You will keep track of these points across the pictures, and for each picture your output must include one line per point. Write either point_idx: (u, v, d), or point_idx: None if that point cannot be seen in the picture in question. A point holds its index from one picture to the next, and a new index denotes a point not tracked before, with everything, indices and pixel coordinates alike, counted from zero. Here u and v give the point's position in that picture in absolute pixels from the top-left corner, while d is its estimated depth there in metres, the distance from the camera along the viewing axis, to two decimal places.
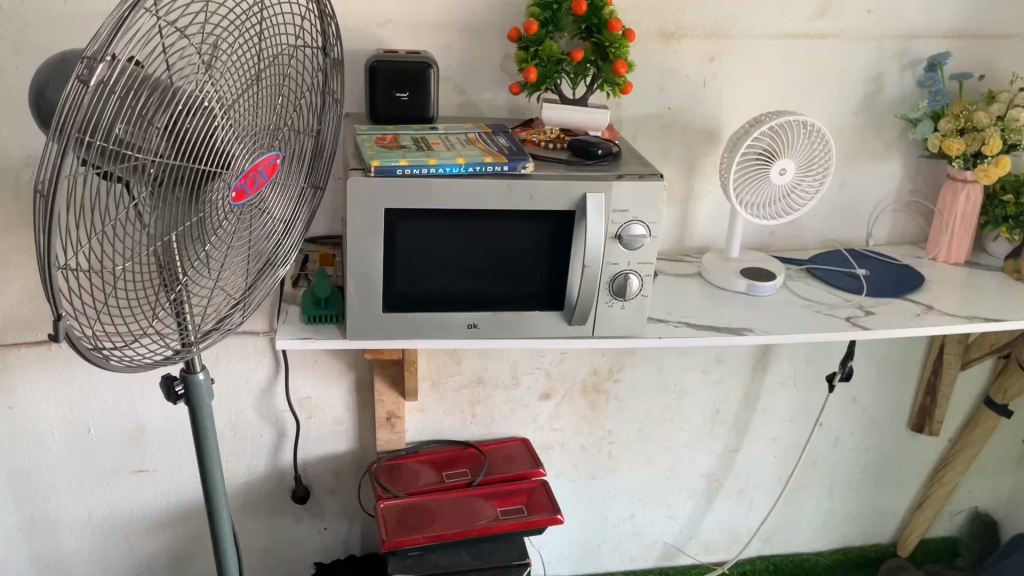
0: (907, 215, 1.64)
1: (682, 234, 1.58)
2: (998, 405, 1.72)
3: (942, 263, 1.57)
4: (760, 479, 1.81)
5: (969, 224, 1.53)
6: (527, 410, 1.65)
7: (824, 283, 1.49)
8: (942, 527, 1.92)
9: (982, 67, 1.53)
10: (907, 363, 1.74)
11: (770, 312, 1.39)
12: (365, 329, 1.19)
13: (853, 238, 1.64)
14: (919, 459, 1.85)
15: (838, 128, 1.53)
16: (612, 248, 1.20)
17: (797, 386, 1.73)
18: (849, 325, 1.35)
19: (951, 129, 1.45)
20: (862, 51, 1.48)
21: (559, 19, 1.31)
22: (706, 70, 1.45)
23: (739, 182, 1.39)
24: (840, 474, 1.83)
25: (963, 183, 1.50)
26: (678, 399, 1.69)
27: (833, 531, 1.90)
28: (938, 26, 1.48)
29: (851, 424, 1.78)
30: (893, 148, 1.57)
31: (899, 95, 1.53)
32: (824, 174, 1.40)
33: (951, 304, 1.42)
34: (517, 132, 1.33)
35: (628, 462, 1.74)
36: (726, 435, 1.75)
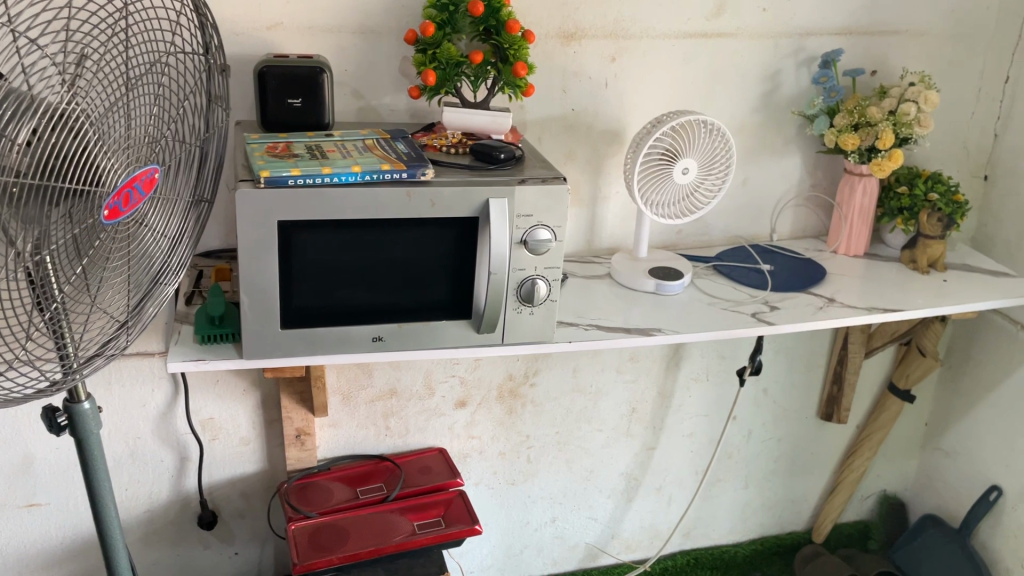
0: (808, 209, 1.67)
1: (591, 235, 1.58)
2: (901, 390, 1.77)
3: (843, 255, 1.61)
4: (678, 475, 1.82)
5: (867, 217, 1.57)
6: (442, 419, 1.62)
7: (730, 280, 1.51)
8: (853, 511, 1.98)
9: (874, 63, 1.56)
10: (814, 353, 1.78)
11: (678, 311, 1.39)
12: (263, 347, 1.14)
13: (757, 233, 1.66)
14: (829, 447, 1.90)
15: (739, 126, 1.55)
16: (517, 253, 1.18)
17: (709, 382, 1.75)
18: (755, 320, 1.36)
19: (845, 125, 1.48)
20: (759, 50, 1.50)
21: (456, 21, 1.28)
22: (607, 71, 1.44)
23: (643, 182, 1.39)
24: (755, 465, 1.86)
25: (859, 177, 1.54)
26: (594, 401, 1.69)
27: (751, 521, 1.92)
28: (831, 24, 1.51)
29: (763, 416, 1.81)
30: (792, 144, 1.60)
31: (795, 92, 1.55)
32: (725, 173, 1.41)
33: (852, 295, 1.45)
34: (418, 137, 1.29)
35: (547, 466, 1.72)
36: (643, 433, 1.75)
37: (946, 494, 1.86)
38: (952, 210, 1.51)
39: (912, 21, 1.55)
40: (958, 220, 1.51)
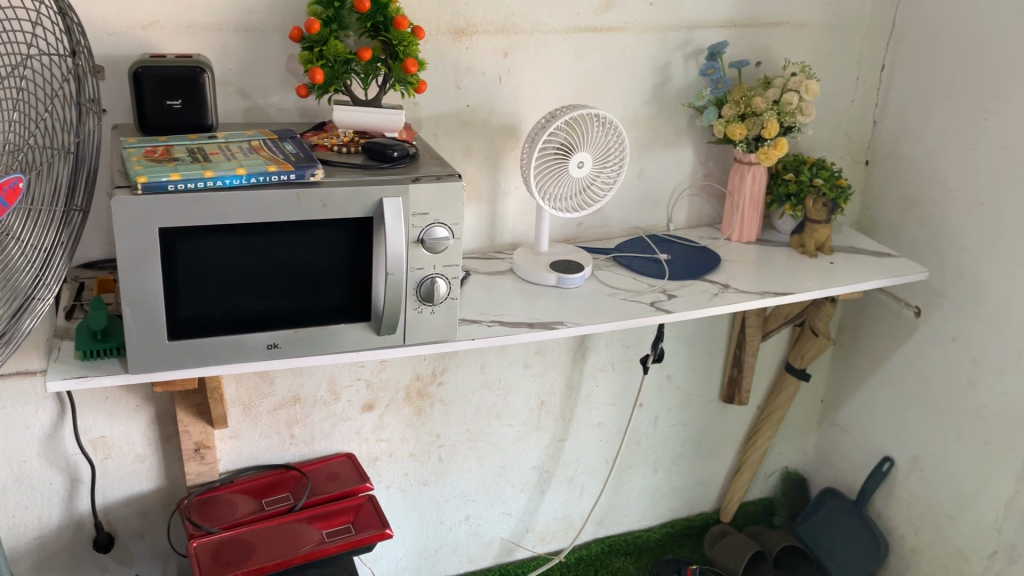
0: (702, 199, 1.71)
1: (492, 231, 1.57)
2: (797, 369, 1.84)
3: (736, 242, 1.66)
4: (589, 464, 1.84)
5: (757, 204, 1.62)
6: (349, 423, 1.58)
7: (630, 270, 1.53)
8: (758, 488, 2.04)
9: (758, 54, 1.61)
10: (714, 338, 1.83)
11: (580, 303, 1.41)
12: (150, 360, 1.09)
13: (655, 224, 1.69)
14: (733, 429, 1.95)
15: (632, 119, 1.57)
16: (415, 253, 1.16)
17: (615, 371, 1.77)
18: (653, 309, 1.39)
19: (732, 115, 1.53)
20: (648, 43, 1.52)
21: (342, 18, 1.25)
22: (500, 66, 1.44)
23: (540, 176, 1.39)
24: (662, 451, 1.90)
25: (749, 165, 1.58)
26: (503, 396, 1.69)
27: (661, 506, 1.96)
28: (716, 17, 1.55)
29: (668, 401, 1.85)
30: (684, 136, 1.63)
31: (685, 85, 1.59)
32: (620, 166, 1.43)
33: (746, 281, 1.50)
34: (308, 137, 1.26)
35: (458, 464, 1.71)
36: (553, 426, 1.76)
37: (843, 467, 1.95)
38: (836, 195, 1.56)
39: (792, 13, 1.60)
40: (841, 205, 1.57)
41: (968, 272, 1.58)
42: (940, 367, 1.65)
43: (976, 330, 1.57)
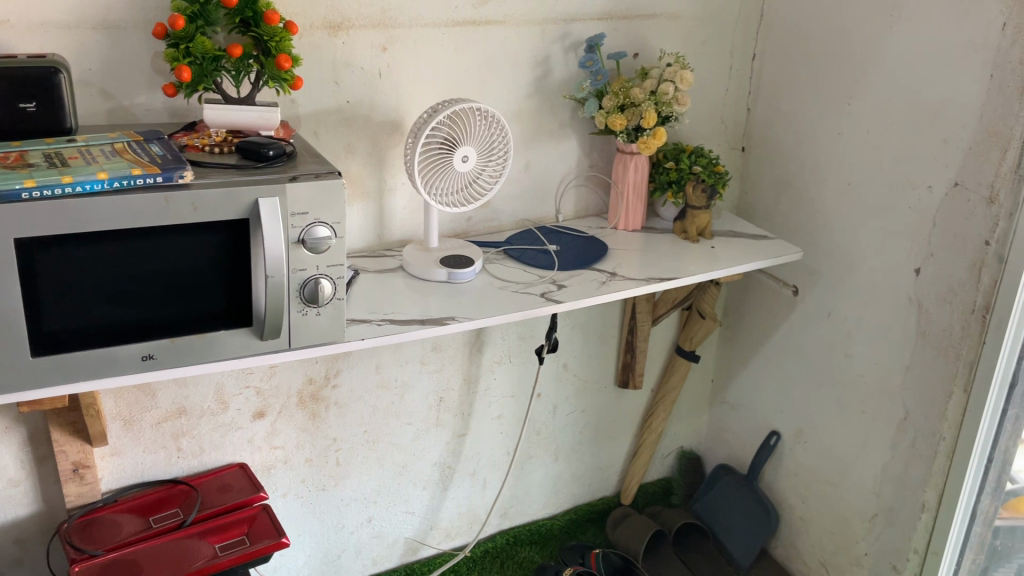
0: (588, 189, 1.74)
1: (380, 228, 1.55)
2: (687, 351, 1.89)
3: (623, 230, 1.69)
4: (490, 457, 1.85)
5: (641, 192, 1.66)
6: (239, 432, 1.54)
7: (520, 262, 1.54)
8: (656, 470, 2.10)
9: (635, 46, 1.64)
10: (607, 325, 1.86)
11: (470, 298, 1.40)
12: (11, 379, 1.02)
13: (543, 216, 1.71)
14: (630, 413, 1.99)
15: (516, 112, 1.58)
16: (296, 254, 1.14)
17: (512, 363, 1.78)
18: (544, 300, 1.40)
19: (613, 106, 1.56)
20: (527, 36, 1.53)
21: (209, 13, 1.20)
22: (379, 61, 1.42)
23: (425, 171, 1.38)
24: (562, 439, 1.93)
25: (631, 155, 1.62)
26: (400, 395, 1.67)
27: (563, 493, 1.99)
28: (593, 10, 1.57)
29: (566, 390, 1.87)
30: (567, 127, 1.65)
31: (566, 77, 1.61)
32: (504, 160, 1.44)
33: (632, 269, 1.53)
34: (177, 138, 1.21)
35: (358, 467, 1.68)
36: (452, 421, 1.76)
37: (734, 443, 2.02)
38: (714, 180, 1.62)
39: (666, 5, 1.64)
40: (719, 190, 1.62)
41: (839, 251, 1.65)
42: (818, 342, 1.73)
43: (848, 305, 1.65)
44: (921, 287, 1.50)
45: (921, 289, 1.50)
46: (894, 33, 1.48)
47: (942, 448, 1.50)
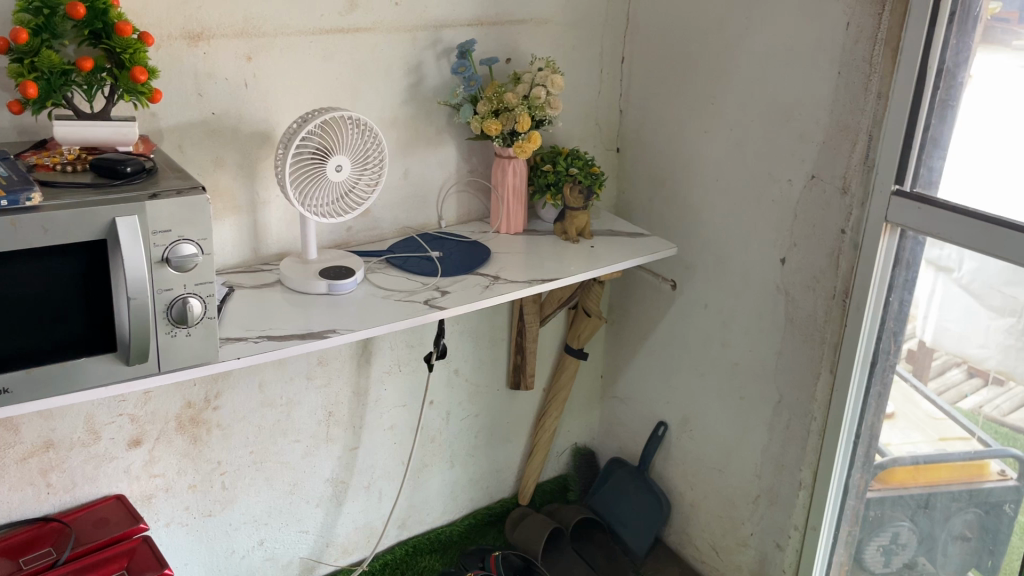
0: (468, 194, 1.74)
1: (256, 242, 1.50)
2: (575, 349, 1.92)
3: (505, 233, 1.70)
4: (385, 469, 1.83)
5: (520, 195, 1.68)
6: (114, 463, 1.46)
7: (402, 270, 1.53)
8: (552, 468, 2.13)
9: (507, 51, 1.66)
10: (495, 328, 1.87)
11: (352, 309, 1.38)
12: None
13: (425, 222, 1.70)
14: (523, 414, 2.01)
15: (390, 119, 1.57)
16: (161, 273, 1.10)
17: (401, 373, 1.76)
18: (427, 307, 1.39)
19: (487, 111, 1.57)
20: (396, 43, 1.52)
21: (55, 25, 1.15)
22: (244, 71, 1.38)
23: (297, 182, 1.35)
24: (457, 445, 1.92)
25: (508, 159, 1.63)
26: (287, 413, 1.63)
27: (461, 498, 1.99)
28: (462, 16, 1.58)
29: (457, 396, 1.87)
30: (444, 133, 1.65)
31: (439, 83, 1.60)
32: (380, 169, 1.42)
33: (515, 271, 1.54)
34: (26, 157, 1.15)
35: (245, 489, 1.63)
36: (343, 435, 1.73)
37: (626, 437, 2.06)
38: (591, 181, 1.65)
39: (534, 10, 1.66)
40: (596, 190, 1.66)
41: (712, 244, 1.72)
42: (697, 333, 1.79)
43: (723, 296, 1.72)
44: (787, 276, 1.58)
45: (787, 278, 1.58)
46: (750, 34, 1.55)
47: (814, 427, 1.58)
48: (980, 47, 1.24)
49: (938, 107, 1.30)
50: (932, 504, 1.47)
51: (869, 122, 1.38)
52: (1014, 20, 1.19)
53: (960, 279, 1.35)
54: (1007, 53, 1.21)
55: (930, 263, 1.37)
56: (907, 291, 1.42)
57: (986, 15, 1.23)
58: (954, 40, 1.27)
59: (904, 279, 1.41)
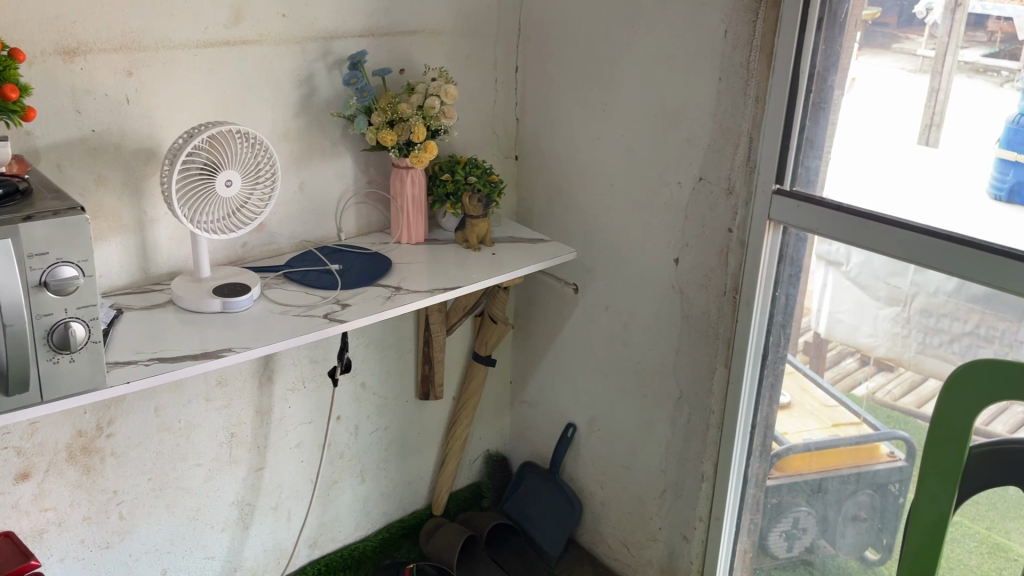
0: (368, 206, 1.73)
1: (145, 262, 1.46)
2: (483, 356, 1.93)
3: (406, 244, 1.70)
4: (293, 488, 1.79)
5: (420, 205, 1.68)
6: (1, 499, 1.39)
7: (300, 285, 1.50)
8: (464, 476, 2.13)
9: (400, 61, 1.66)
10: (402, 339, 1.86)
11: (248, 326, 1.35)
12: None
13: (324, 235, 1.68)
14: (434, 424, 2.01)
15: (283, 132, 1.55)
16: (39, 298, 1.05)
17: (306, 389, 1.73)
18: (327, 321, 1.38)
19: (382, 122, 1.56)
20: (286, 55, 1.50)
21: None
22: (126, 86, 1.34)
23: (185, 199, 1.32)
24: (367, 459, 1.91)
25: (406, 169, 1.63)
26: (187, 436, 1.58)
27: (373, 513, 1.97)
28: (353, 27, 1.57)
29: (365, 409, 1.85)
30: (340, 145, 1.64)
31: (332, 94, 1.59)
32: (272, 183, 1.40)
33: (416, 281, 1.54)
34: None
35: (145, 518, 1.58)
36: (246, 456, 1.69)
37: (537, 441, 2.08)
38: (489, 189, 1.67)
39: (425, 21, 1.67)
40: (495, 199, 1.67)
41: (610, 247, 1.76)
42: (600, 335, 1.83)
43: (622, 298, 1.76)
44: (681, 275, 1.63)
45: (681, 277, 1.63)
46: (636, 42, 1.59)
47: (713, 420, 1.64)
48: (857, 49, 1.30)
49: (812, 109, 1.37)
50: (825, 488, 1.54)
51: (749, 125, 1.44)
52: (892, 24, 1.25)
53: (849, 272, 1.40)
54: (886, 57, 1.27)
55: (820, 258, 1.42)
56: (793, 286, 1.48)
57: (867, 20, 1.28)
58: (823, 45, 1.33)
59: (789, 274, 1.47)
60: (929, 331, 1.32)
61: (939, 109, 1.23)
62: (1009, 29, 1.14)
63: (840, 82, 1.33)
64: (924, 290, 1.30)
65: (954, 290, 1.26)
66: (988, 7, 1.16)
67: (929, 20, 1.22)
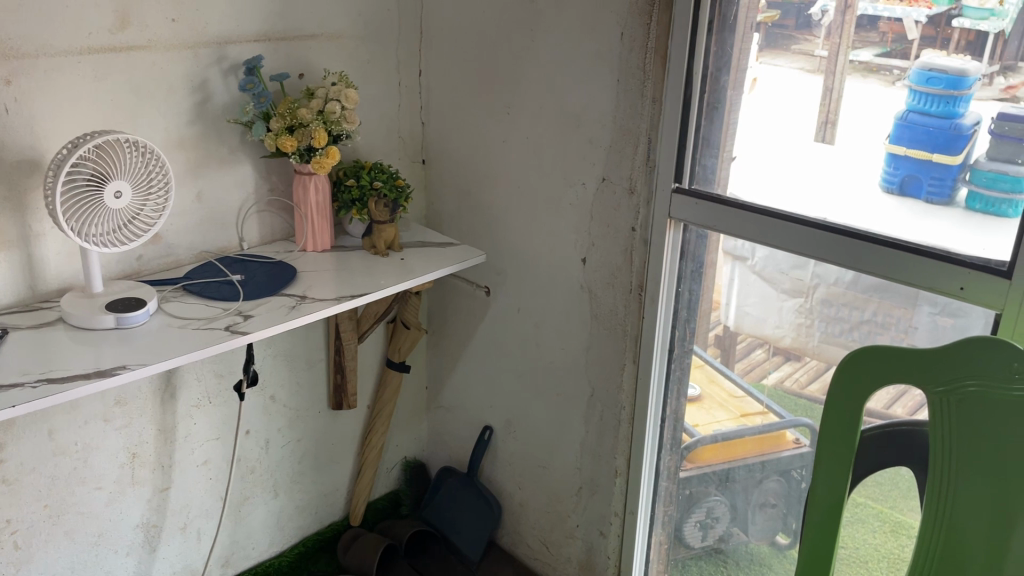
0: (271, 214, 1.69)
1: (32, 279, 1.39)
2: (397, 363, 1.91)
3: (311, 251, 1.67)
4: (202, 507, 1.74)
5: (325, 212, 1.65)
6: None
7: (200, 297, 1.46)
8: (382, 485, 2.11)
9: (298, 66, 1.63)
10: (312, 349, 1.83)
11: (146, 341, 1.30)
12: None
13: (226, 246, 1.64)
14: (348, 433, 1.98)
15: (177, 140, 1.50)
16: None
17: (213, 404, 1.68)
18: (228, 334, 1.34)
19: (281, 128, 1.53)
20: (178, 61, 1.46)
21: None
22: (4, 95, 1.28)
23: (71, 211, 1.26)
24: (279, 473, 1.86)
25: (309, 176, 1.60)
26: (85, 459, 1.51)
27: (288, 527, 1.93)
28: (247, 32, 1.53)
29: (276, 422, 1.81)
30: (239, 152, 1.60)
31: (228, 101, 1.55)
32: (165, 195, 1.36)
33: (322, 289, 1.51)
34: None
35: (42, 548, 1.50)
36: (150, 477, 1.63)
37: (454, 445, 2.08)
38: (396, 194, 1.65)
39: (323, 25, 1.65)
40: (401, 204, 1.66)
41: (519, 249, 1.76)
42: (513, 337, 1.84)
43: (532, 299, 1.77)
44: (589, 274, 1.65)
45: (589, 277, 1.65)
46: (536, 45, 1.61)
47: (623, 416, 1.66)
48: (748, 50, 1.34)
49: (706, 109, 1.41)
50: (732, 477, 1.58)
51: (647, 125, 1.47)
52: (790, 26, 1.29)
53: (754, 266, 1.43)
54: (785, 58, 1.31)
55: (727, 253, 1.45)
56: (695, 281, 1.52)
57: (766, 22, 1.31)
58: (715, 47, 1.38)
59: (692, 270, 1.51)
60: (831, 321, 1.36)
61: (834, 107, 1.27)
62: (897, 29, 1.18)
63: (742, 82, 1.37)
64: (825, 281, 1.35)
65: (852, 281, 1.31)
66: (879, 8, 1.19)
67: (824, 22, 1.25)
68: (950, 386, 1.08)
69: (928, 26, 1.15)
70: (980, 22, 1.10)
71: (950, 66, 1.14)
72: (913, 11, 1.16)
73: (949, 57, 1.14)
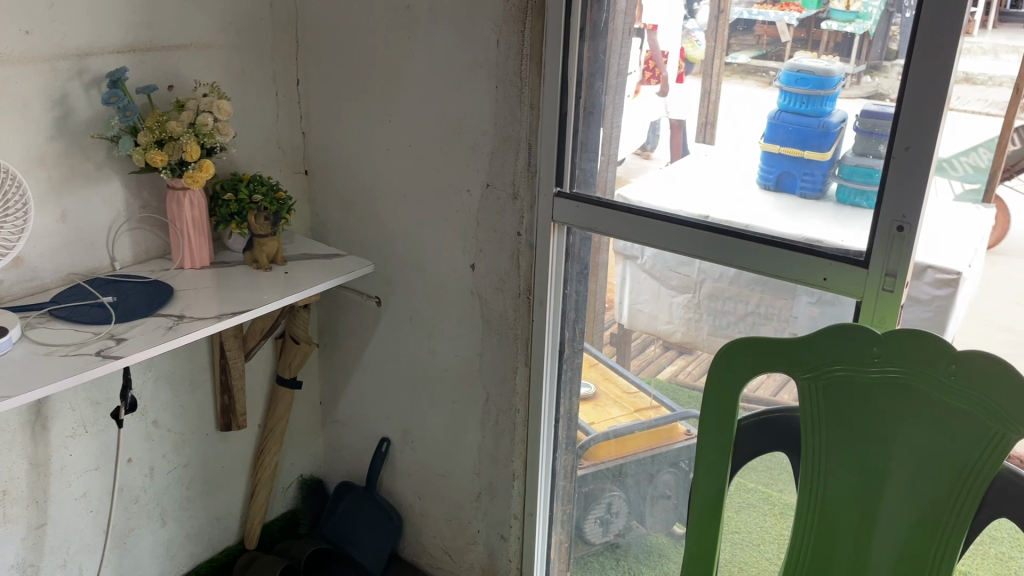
0: (144, 232, 1.63)
1: None
2: (287, 379, 1.86)
3: (189, 268, 1.61)
4: (83, 542, 1.66)
5: (202, 228, 1.59)
6: None
7: (69, 322, 1.38)
8: (278, 505, 2.06)
9: (167, 78, 1.58)
10: (196, 370, 1.76)
11: (7, 372, 1.22)
12: None
13: (96, 267, 1.56)
14: (240, 454, 1.92)
15: (37, 158, 1.42)
16: None
17: (90, 433, 1.60)
18: (98, 359, 1.27)
19: (149, 142, 1.47)
20: (34, 74, 1.38)
21: None
22: None
23: None
24: (167, 500, 1.79)
25: (183, 191, 1.54)
26: None
27: (179, 555, 1.86)
28: (109, 43, 1.47)
29: (160, 447, 1.74)
30: (105, 169, 1.53)
31: (91, 115, 1.48)
32: (24, 217, 1.30)
33: (201, 308, 1.46)
34: None
35: None
36: (23, 515, 1.53)
37: (351, 459, 2.05)
38: (277, 207, 1.61)
39: (191, 35, 1.60)
40: (283, 216, 1.62)
41: (406, 258, 1.76)
42: (404, 346, 1.83)
43: (422, 308, 1.76)
44: (477, 280, 1.66)
45: (477, 282, 1.66)
46: (413, 53, 1.60)
47: (518, 419, 1.68)
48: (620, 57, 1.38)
49: (583, 115, 1.45)
50: (626, 472, 1.62)
51: (526, 131, 1.49)
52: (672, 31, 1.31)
53: (644, 264, 1.45)
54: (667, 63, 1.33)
55: (618, 253, 1.47)
56: (580, 282, 1.55)
57: (647, 28, 1.34)
58: (588, 54, 1.41)
59: (578, 271, 1.55)
60: (717, 314, 1.41)
61: (712, 109, 1.31)
62: (772, 33, 1.22)
63: (624, 85, 1.40)
64: (710, 277, 1.38)
65: (736, 277, 1.34)
66: (754, 13, 1.23)
67: (699, 27, 1.29)
68: (816, 371, 1.14)
69: (799, 29, 1.19)
70: (847, 24, 1.15)
71: (815, 68, 1.20)
72: (785, 15, 1.20)
73: (814, 59, 1.20)
